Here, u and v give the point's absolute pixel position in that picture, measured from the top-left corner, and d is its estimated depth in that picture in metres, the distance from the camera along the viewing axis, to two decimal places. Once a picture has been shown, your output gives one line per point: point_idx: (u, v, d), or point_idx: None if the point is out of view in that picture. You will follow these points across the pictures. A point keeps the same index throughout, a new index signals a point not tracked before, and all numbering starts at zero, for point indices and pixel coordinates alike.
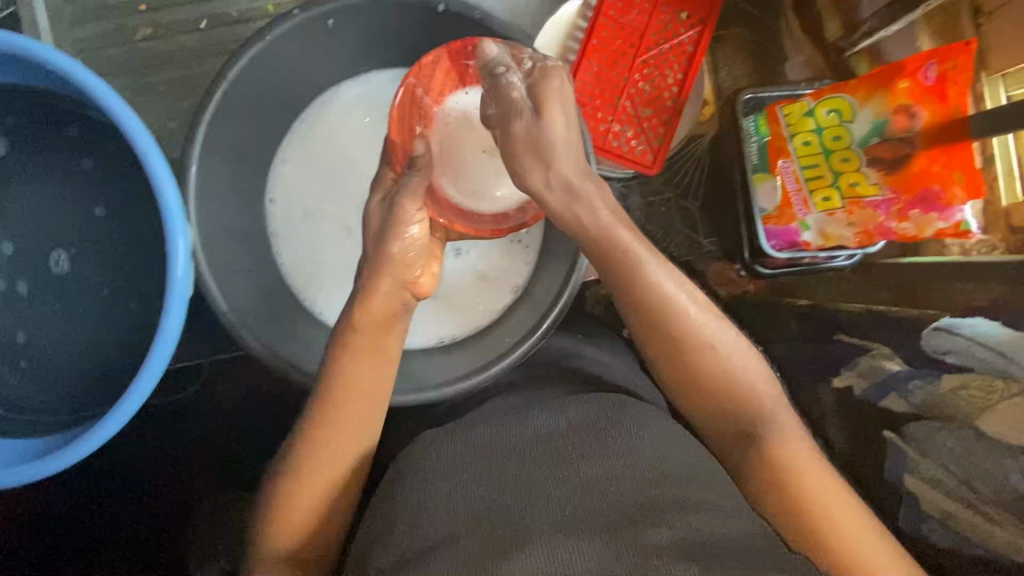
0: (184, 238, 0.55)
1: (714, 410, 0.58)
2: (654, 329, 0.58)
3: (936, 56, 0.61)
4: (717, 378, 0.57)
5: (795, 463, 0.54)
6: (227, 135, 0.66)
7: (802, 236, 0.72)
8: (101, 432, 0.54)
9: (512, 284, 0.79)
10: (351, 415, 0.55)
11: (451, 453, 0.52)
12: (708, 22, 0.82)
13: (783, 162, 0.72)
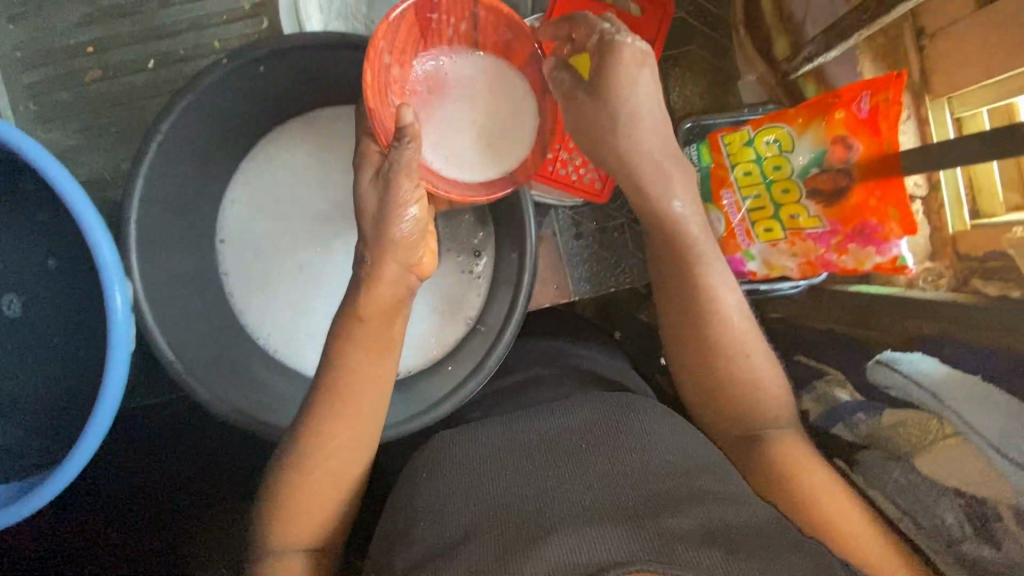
0: (121, 286, 0.61)
1: (729, 407, 0.63)
2: (696, 327, 0.63)
3: (870, 87, 0.58)
4: (747, 381, 0.63)
5: (801, 462, 0.59)
6: (167, 186, 0.68)
7: (748, 266, 0.69)
8: (59, 479, 0.60)
9: (465, 315, 0.81)
10: (357, 408, 0.61)
11: (472, 455, 0.60)
12: (655, 44, 0.78)
13: (726, 193, 0.68)
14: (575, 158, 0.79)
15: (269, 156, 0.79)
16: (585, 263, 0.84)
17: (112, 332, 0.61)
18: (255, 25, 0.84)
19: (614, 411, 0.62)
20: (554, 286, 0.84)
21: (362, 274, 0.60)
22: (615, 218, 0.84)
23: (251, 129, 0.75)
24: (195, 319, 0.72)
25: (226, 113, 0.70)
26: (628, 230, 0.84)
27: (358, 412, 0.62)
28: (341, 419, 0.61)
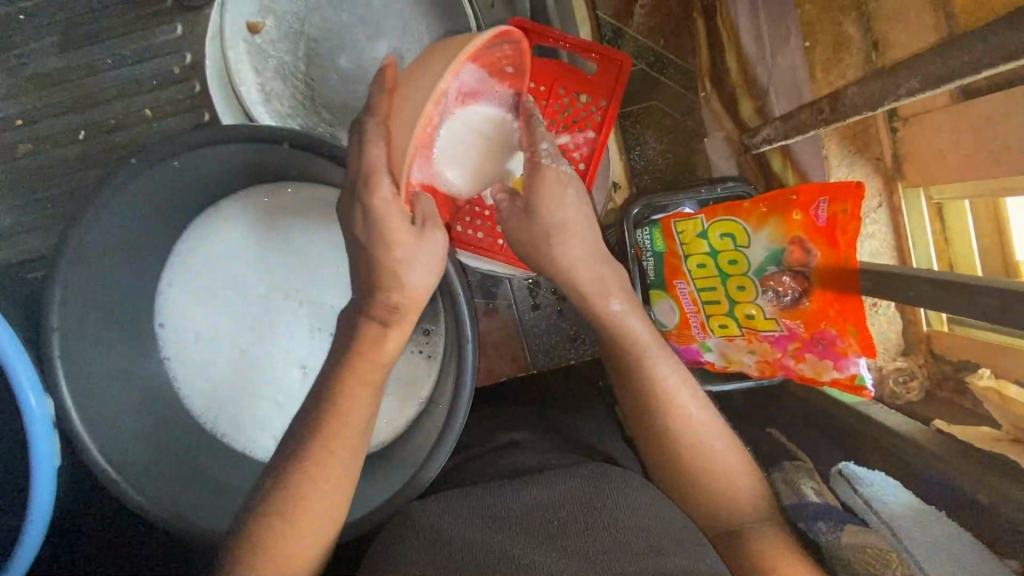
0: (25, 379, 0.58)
1: (700, 508, 0.57)
2: (653, 416, 0.59)
3: (827, 192, 0.52)
4: (713, 471, 0.58)
5: (783, 558, 0.52)
6: (94, 282, 0.65)
7: (705, 357, 0.65)
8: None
9: (416, 396, 0.76)
10: (332, 464, 0.53)
11: (439, 514, 0.52)
12: (611, 104, 0.71)
13: (679, 283, 0.63)
14: None
15: (200, 236, 0.75)
16: (543, 333, 0.81)
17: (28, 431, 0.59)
18: (188, 90, 0.79)
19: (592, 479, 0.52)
20: (510, 356, 0.81)
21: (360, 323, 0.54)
22: None
23: (186, 207, 0.71)
24: (132, 406, 0.68)
25: (154, 197, 0.65)
26: None
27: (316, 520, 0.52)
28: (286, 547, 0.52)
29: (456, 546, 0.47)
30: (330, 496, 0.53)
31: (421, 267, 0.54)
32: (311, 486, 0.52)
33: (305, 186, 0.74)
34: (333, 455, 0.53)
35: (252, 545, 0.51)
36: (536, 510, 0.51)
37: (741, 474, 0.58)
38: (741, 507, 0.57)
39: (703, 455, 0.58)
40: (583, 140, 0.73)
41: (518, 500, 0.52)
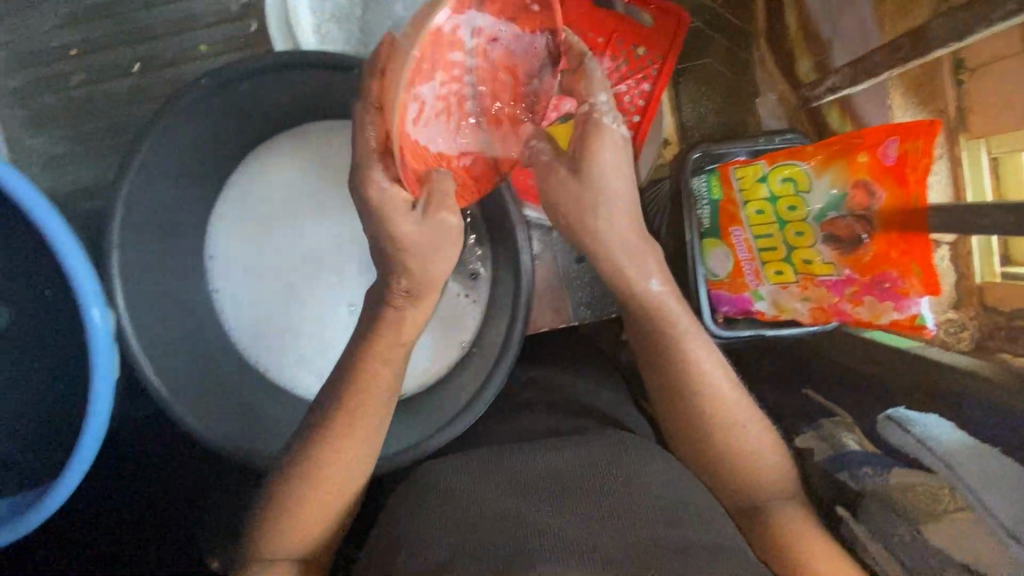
0: (98, 300, 0.58)
1: (724, 482, 0.59)
2: (677, 395, 0.61)
3: (898, 132, 0.53)
4: (736, 447, 0.59)
5: (800, 533, 0.55)
6: (152, 203, 0.65)
7: (755, 306, 0.66)
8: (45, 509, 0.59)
9: (458, 339, 0.78)
10: (347, 441, 0.56)
11: (457, 477, 0.55)
12: (667, 58, 0.72)
13: (735, 230, 0.64)
14: None
15: (251, 172, 0.75)
16: (584, 288, 0.82)
17: (94, 354, 0.59)
18: (243, 28, 0.80)
19: (616, 449, 0.56)
20: (552, 310, 0.81)
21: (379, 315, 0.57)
22: None
23: (241, 141, 0.71)
24: (184, 337, 0.69)
25: (214, 128, 0.66)
26: None
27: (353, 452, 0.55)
28: (317, 489, 0.55)
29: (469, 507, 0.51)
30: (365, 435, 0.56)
31: (443, 256, 0.57)
32: (343, 423, 0.56)
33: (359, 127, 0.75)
34: (363, 400, 0.56)
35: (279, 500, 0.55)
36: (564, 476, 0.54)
37: (767, 451, 0.60)
38: (764, 482, 0.58)
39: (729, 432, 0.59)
40: (639, 92, 0.73)
41: (546, 466, 0.55)
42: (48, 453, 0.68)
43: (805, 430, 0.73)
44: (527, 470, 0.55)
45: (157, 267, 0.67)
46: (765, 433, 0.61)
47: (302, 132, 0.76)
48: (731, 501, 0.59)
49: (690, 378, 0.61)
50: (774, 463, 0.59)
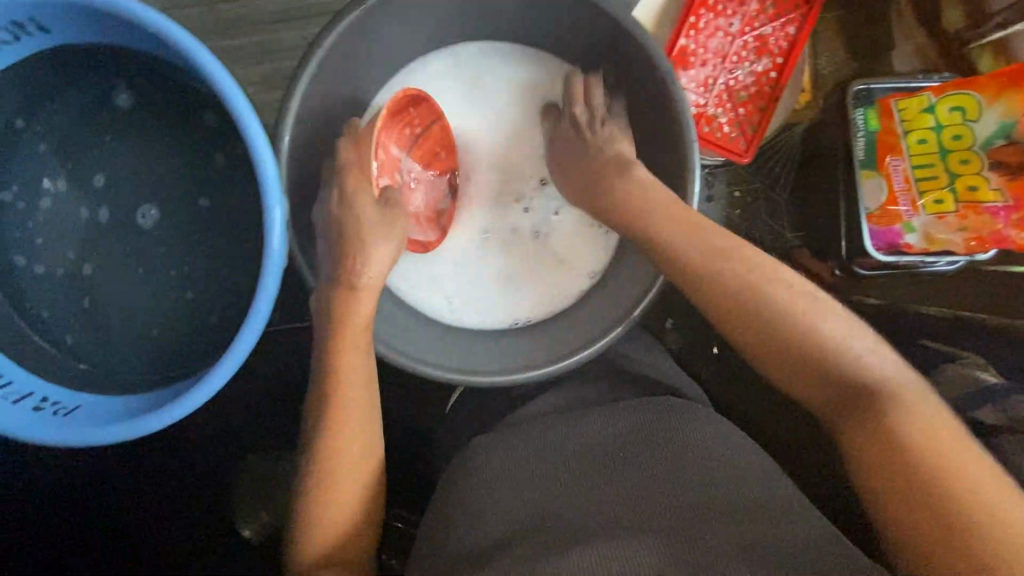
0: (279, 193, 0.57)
1: (805, 382, 0.52)
2: (730, 313, 0.55)
3: None
4: (810, 346, 0.51)
5: (914, 426, 0.45)
6: (316, 107, 0.66)
7: (905, 239, 0.67)
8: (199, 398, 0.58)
9: (588, 270, 0.79)
10: (360, 405, 0.58)
11: (503, 454, 0.59)
12: (814, 3, 0.74)
13: (893, 159, 0.66)
14: (721, 114, 0.76)
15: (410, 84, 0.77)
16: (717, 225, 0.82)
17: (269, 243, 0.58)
18: None
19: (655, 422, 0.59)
20: None
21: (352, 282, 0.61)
22: (752, 184, 0.81)
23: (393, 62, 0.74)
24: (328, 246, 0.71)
25: (373, 45, 0.68)
26: (763, 196, 0.81)
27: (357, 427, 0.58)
28: (351, 463, 0.56)
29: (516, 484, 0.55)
30: (359, 402, 0.58)
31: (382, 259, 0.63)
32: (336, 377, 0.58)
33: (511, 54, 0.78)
34: (343, 351, 0.59)
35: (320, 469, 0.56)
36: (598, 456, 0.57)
37: (848, 339, 0.51)
38: (859, 372, 0.50)
39: (792, 329, 0.52)
40: (783, 35, 0.76)
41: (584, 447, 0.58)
42: (199, 348, 0.73)
43: (929, 375, 0.75)
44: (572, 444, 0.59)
45: (309, 178, 0.69)
46: (840, 319, 0.52)
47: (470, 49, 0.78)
48: (816, 403, 0.52)
49: (739, 288, 0.54)
50: (862, 349, 0.51)
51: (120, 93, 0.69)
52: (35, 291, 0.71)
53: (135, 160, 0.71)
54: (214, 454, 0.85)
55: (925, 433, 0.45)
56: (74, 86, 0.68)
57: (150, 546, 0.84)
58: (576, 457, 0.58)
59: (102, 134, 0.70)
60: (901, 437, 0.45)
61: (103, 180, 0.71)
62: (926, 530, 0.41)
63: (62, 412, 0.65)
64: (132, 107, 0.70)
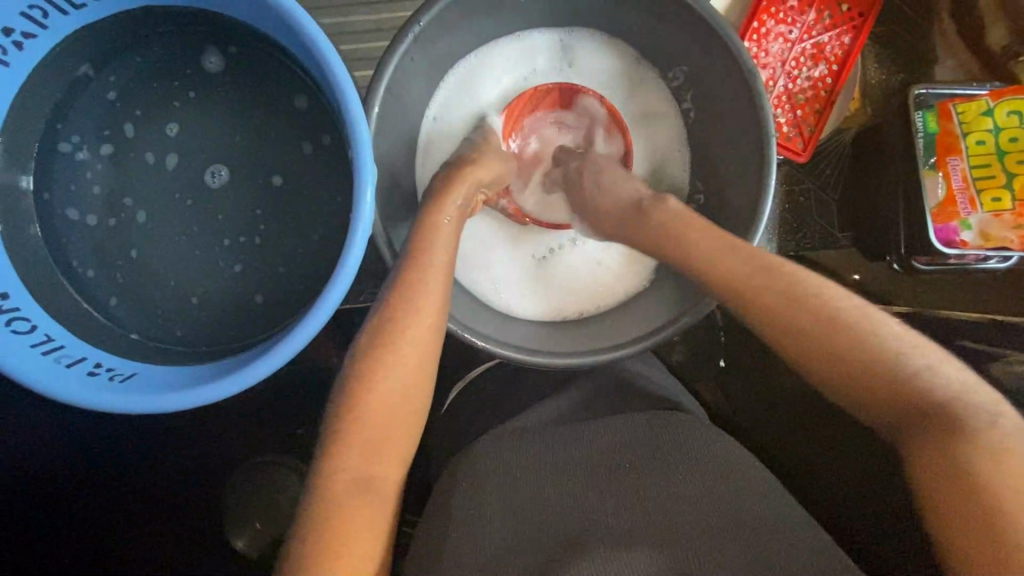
0: (372, 169, 0.58)
1: (873, 411, 0.54)
2: (777, 319, 0.58)
3: None
4: (856, 354, 0.54)
5: (970, 430, 0.48)
6: (396, 82, 0.67)
7: (962, 236, 0.70)
8: (269, 363, 0.57)
9: (637, 274, 0.80)
10: (391, 396, 0.56)
11: (520, 457, 0.62)
12: (869, 15, 0.79)
13: (953, 160, 0.70)
14: (779, 115, 0.81)
15: (486, 56, 0.79)
16: (767, 220, 0.86)
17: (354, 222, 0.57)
18: None
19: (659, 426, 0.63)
20: None
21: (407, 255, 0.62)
22: (803, 183, 0.85)
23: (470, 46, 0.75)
24: (396, 222, 0.72)
25: (453, 25, 0.70)
26: (815, 195, 0.85)
27: (401, 409, 0.56)
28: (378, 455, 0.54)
29: (537, 488, 0.59)
30: (408, 383, 0.57)
31: (442, 241, 0.64)
32: (391, 351, 0.57)
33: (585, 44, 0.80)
34: (405, 327, 0.58)
35: (353, 446, 0.54)
36: (610, 466, 0.61)
37: (925, 376, 0.52)
38: (900, 378, 0.52)
39: (864, 363, 0.53)
40: (839, 44, 0.80)
41: (596, 457, 0.62)
42: (245, 323, 0.70)
43: (968, 374, 0.73)
44: (593, 448, 0.63)
45: (382, 152, 0.69)
46: (921, 354, 0.53)
47: (545, 35, 0.80)
48: (885, 430, 0.54)
49: (815, 323, 0.56)
50: (947, 385, 0.51)
51: (212, 58, 0.68)
52: (87, 248, 0.69)
53: (209, 119, 0.69)
54: (254, 436, 0.94)
55: (1018, 486, 0.45)
56: (155, 44, 0.68)
57: (187, 515, 0.93)
58: (591, 464, 0.61)
59: (186, 91, 0.69)
60: (982, 485, 0.46)
61: (176, 130, 0.69)
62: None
63: (116, 377, 0.62)
64: (222, 71, 0.69)
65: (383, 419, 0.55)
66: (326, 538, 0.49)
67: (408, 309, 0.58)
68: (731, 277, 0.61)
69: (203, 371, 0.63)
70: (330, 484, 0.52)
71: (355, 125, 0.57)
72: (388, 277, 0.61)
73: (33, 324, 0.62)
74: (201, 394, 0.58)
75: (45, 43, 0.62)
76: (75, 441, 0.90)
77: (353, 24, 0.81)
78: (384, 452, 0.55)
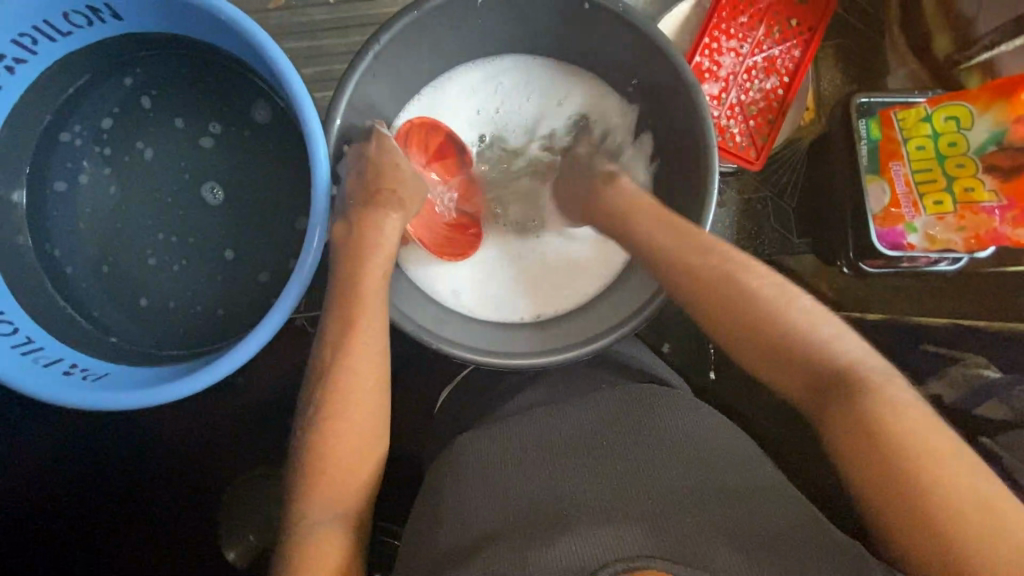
0: (327, 185, 0.62)
1: (794, 378, 0.56)
2: (715, 295, 0.61)
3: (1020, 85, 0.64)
4: (794, 335, 0.57)
5: (894, 408, 0.50)
6: (362, 100, 0.72)
7: (908, 239, 0.71)
8: (227, 363, 0.60)
9: (601, 278, 0.84)
10: (353, 434, 0.61)
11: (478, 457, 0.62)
12: (818, 30, 0.82)
13: (895, 165, 0.71)
14: (732, 125, 0.84)
15: (450, 76, 0.83)
16: (726, 227, 0.88)
17: (310, 236, 0.61)
18: None
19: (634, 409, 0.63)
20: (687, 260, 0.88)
21: (345, 289, 0.67)
22: (759, 191, 0.87)
23: (428, 67, 0.79)
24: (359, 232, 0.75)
25: (417, 45, 0.74)
26: (771, 203, 0.88)
27: (364, 434, 0.62)
28: (343, 484, 0.60)
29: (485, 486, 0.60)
30: (365, 406, 0.63)
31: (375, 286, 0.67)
32: (343, 382, 0.63)
33: (551, 61, 0.84)
34: (353, 358, 0.64)
35: None
36: (570, 444, 0.60)
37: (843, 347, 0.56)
38: (825, 357, 0.55)
39: (800, 346, 0.56)
40: (790, 57, 0.83)
41: (564, 428, 0.63)
42: (217, 331, 0.74)
43: (928, 377, 0.73)
44: (557, 433, 0.62)
45: (346, 164, 0.73)
46: (833, 328, 0.57)
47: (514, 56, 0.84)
48: (802, 401, 0.56)
49: (747, 296, 0.59)
50: (850, 354, 0.55)
51: (261, 109, 0.74)
52: (74, 256, 0.74)
53: (203, 139, 0.75)
54: (232, 444, 0.96)
55: (916, 430, 0.49)
56: (165, 74, 0.74)
57: (166, 520, 0.96)
58: (549, 438, 0.62)
59: (197, 110, 0.74)
60: (888, 428, 0.49)
61: (220, 129, 0.75)
62: (906, 514, 0.46)
63: (89, 377, 0.66)
64: (270, 122, 0.75)
65: (351, 443, 0.61)
66: (313, 551, 0.55)
67: (351, 347, 0.64)
68: (691, 255, 0.63)
69: (168, 371, 0.66)
70: (307, 510, 0.58)
71: (311, 138, 0.61)
72: (334, 310, 0.66)
73: (14, 327, 0.66)
74: (162, 392, 0.61)
75: (34, 68, 0.68)
76: (62, 444, 0.94)
77: (327, 47, 0.86)
78: (353, 472, 0.61)
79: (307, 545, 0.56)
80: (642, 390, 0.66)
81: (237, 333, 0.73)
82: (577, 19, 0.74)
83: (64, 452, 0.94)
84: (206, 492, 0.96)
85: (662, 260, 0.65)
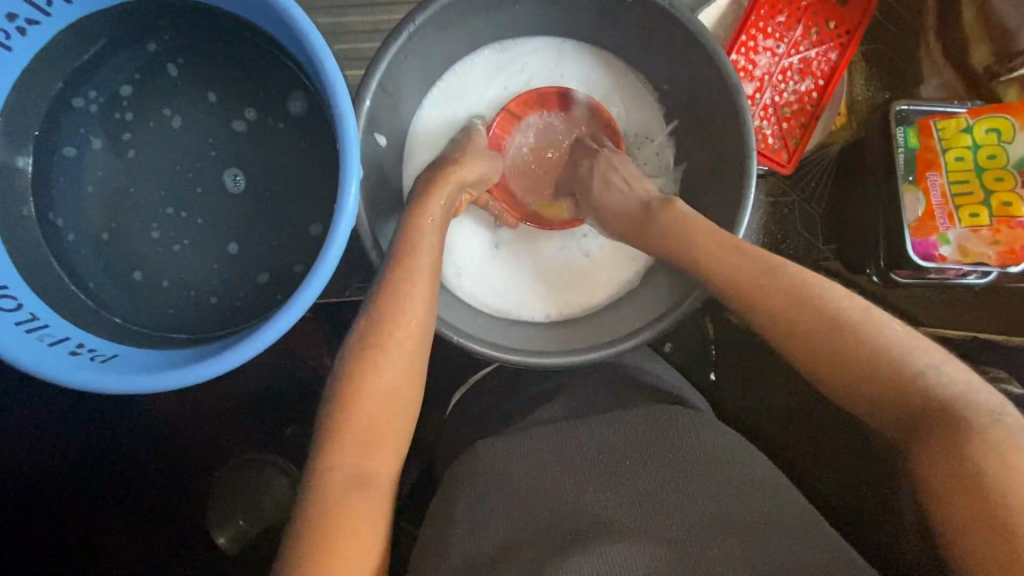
0: (358, 169, 0.59)
1: (845, 380, 0.55)
2: (746, 294, 0.60)
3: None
4: (832, 327, 0.56)
5: (950, 398, 0.50)
6: (392, 82, 0.69)
7: (940, 250, 0.70)
8: (248, 348, 0.58)
9: (619, 277, 0.82)
10: (389, 405, 0.56)
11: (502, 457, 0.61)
12: (856, 33, 0.81)
13: (933, 175, 0.70)
14: (765, 127, 0.82)
15: (480, 62, 0.81)
16: (751, 229, 0.87)
17: (338, 220, 0.58)
18: None
19: (654, 425, 0.61)
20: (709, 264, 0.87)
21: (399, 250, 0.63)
22: (787, 195, 0.87)
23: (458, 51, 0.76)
24: (382, 218, 0.73)
25: (450, 28, 0.71)
26: (797, 208, 0.87)
27: (398, 406, 0.57)
28: (368, 461, 0.54)
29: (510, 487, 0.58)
30: (401, 381, 0.58)
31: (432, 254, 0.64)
32: (385, 349, 0.57)
33: (585, 52, 0.82)
34: (399, 327, 0.59)
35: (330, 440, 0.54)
36: (599, 457, 0.59)
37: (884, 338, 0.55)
38: (869, 352, 0.54)
39: (843, 341, 0.55)
40: (826, 60, 0.81)
41: (590, 444, 0.60)
42: (231, 315, 0.71)
43: None
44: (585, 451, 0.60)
45: (373, 147, 0.71)
46: (875, 323, 0.56)
47: (546, 44, 0.82)
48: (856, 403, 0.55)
49: (788, 292, 0.59)
50: (888, 344, 0.54)
51: (296, 98, 0.71)
52: (81, 230, 0.71)
53: (228, 120, 0.71)
54: (235, 428, 0.94)
55: (974, 419, 0.48)
56: (186, 45, 0.70)
57: (163, 506, 0.93)
58: (575, 452, 0.60)
59: (218, 83, 0.71)
60: (945, 416, 0.49)
61: (254, 115, 0.71)
62: (960, 503, 0.44)
63: (98, 358, 0.63)
64: (306, 114, 0.72)
65: (383, 412, 0.56)
66: (335, 535, 0.49)
67: (395, 312, 0.59)
68: (720, 253, 0.63)
69: (182, 355, 0.63)
70: (330, 478, 0.52)
71: (343, 117, 0.58)
72: (381, 274, 0.62)
73: (19, 303, 0.63)
74: (177, 377, 0.58)
75: (47, 30, 0.64)
76: (59, 424, 0.90)
77: (350, 24, 0.83)
78: (382, 448, 0.55)
79: (327, 526, 0.50)
80: (662, 410, 0.63)
81: (252, 318, 0.71)
82: (616, 10, 0.72)
83: (60, 432, 0.91)
84: (206, 478, 0.94)
85: (689, 259, 0.65)
